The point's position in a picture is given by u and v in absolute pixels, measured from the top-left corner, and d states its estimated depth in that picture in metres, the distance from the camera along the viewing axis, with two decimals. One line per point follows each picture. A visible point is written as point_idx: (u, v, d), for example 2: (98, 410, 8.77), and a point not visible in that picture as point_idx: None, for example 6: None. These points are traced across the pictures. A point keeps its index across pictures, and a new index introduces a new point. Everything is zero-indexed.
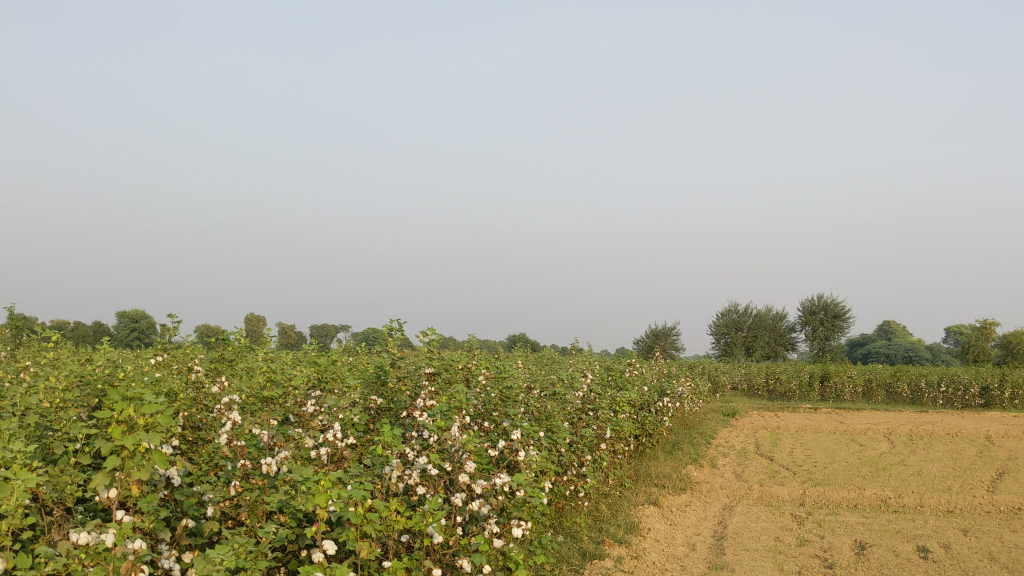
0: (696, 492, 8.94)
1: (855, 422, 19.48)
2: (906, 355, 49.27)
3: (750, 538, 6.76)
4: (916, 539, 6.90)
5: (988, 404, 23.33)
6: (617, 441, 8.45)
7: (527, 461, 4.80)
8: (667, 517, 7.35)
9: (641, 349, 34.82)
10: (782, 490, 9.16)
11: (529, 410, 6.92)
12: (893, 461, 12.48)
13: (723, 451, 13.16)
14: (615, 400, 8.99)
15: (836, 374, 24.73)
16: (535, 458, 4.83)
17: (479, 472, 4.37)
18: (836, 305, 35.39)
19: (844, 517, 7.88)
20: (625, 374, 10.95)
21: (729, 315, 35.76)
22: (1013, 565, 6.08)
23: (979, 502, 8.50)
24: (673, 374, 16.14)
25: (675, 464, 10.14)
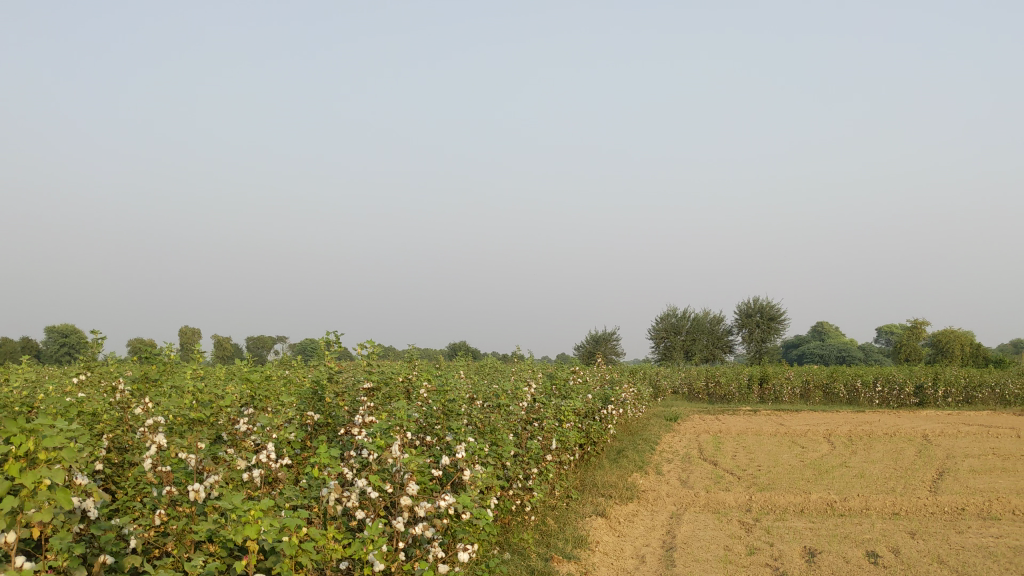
0: (642, 501, 8.82)
1: (795, 424, 19.63)
2: (840, 355, 50.18)
3: (699, 548, 6.63)
4: (865, 545, 6.85)
5: (921, 402, 23.74)
6: (563, 453, 8.29)
7: (473, 478, 4.57)
8: (615, 528, 7.19)
9: (581, 355, 34.80)
10: (729, 496, 9.08)
11: (472, 423, 6.73)
12: (835, 463, 12.53)
13: (667, 457, 13.09)
14: (560, 409, 8.84)
15: (774, 377, 24.97)
16: (482, 475, 4.61)
17: (422, 492, 4.12)
18: (772, 308, 35.81)
19: (792, 522, 7.82)
20: (569, 383, 10.81)
21: (668, 320, 35.92)
22: (963, 568, 6.03)
23: (923, 503, 8.53)
24: (616, 381, 16.08)
25: (621, 472, 10.01)
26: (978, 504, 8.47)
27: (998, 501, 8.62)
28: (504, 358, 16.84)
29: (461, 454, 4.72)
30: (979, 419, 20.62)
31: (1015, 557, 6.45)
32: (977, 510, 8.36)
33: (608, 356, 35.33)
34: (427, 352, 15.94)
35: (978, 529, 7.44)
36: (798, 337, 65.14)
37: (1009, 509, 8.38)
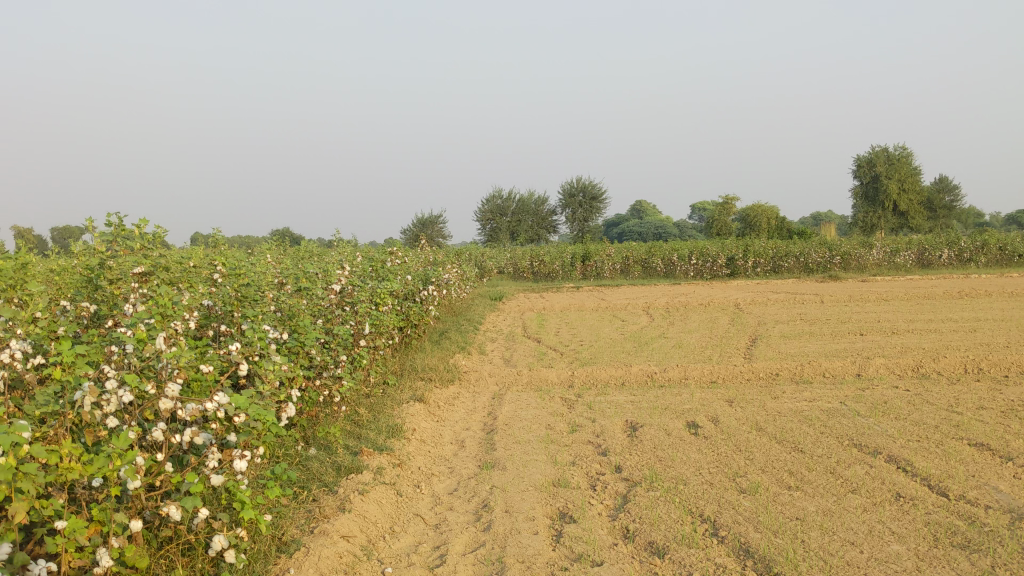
0: (463, 382, 8.51)
1: (616, 298, 19.92)
2: (657, 232, 51.72)
3: (521, 429, 6.36)
4: (685, 415, 6.79)
5: (733, 273, 24.64)
6: (378, 337, 7.81)
7: (260, 374, 4.02)
8: (434, 413, 6.84)
9: (406, 239, 34.19)
10: (552, 373, 8.90)
11: (275, 310, 6.13)
12: (654, 335, 12.67)
13: (491, 336, 12.88)
14: (375, 292, 8.32)
15: (596, 253, 25.26)
16: (270, 368, 4.06)
17: (195, 392, 3.55)
18: (594, 186, 36.16)
19: (614, 396, 7.70)
20: (386, 264, 10.27)
21: (492, 201, 35.67)
22: (781, 434, 6.03)
23: (740, 370, 8.63)
24: (439, 262, 15.67)
25: (443, 354, 9.67)
26: (791, 369, 8.64)
27: (808, 365, 8.83)
28: (321, 242, 16.05)
29: (247, 347, 4.15)
30: (786, 287, 21.58)
31: (827, 420, 6.54)
32: (789, 374, 8.53)
33: (432, 239, 34.88)
34: (237, 239, 14.95)
35: (792, 393, 7.55)
36: (618, 215, 66.68)
37: (819, 371, 8.60)
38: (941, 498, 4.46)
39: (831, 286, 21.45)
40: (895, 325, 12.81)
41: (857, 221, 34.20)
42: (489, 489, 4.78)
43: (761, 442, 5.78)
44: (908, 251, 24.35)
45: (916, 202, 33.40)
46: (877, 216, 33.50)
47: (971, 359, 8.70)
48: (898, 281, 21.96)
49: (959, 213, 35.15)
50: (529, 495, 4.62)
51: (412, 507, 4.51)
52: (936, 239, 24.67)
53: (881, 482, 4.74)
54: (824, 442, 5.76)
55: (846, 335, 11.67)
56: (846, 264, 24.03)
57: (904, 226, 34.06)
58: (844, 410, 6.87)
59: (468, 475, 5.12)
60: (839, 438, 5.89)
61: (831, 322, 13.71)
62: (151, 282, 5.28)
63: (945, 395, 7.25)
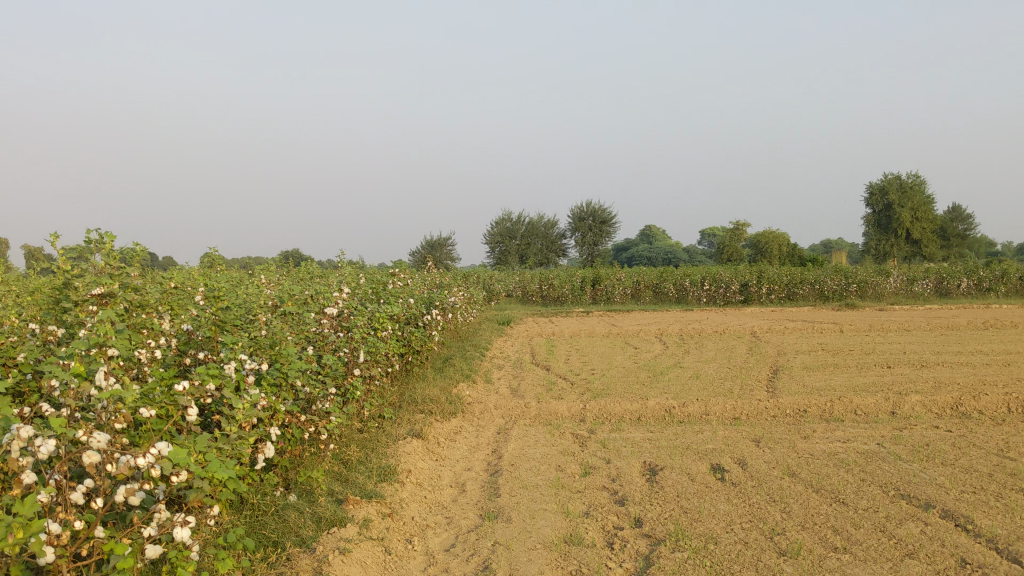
0: (467, 416, 7.89)
1: (627, 325, 19.30)
2: (666, 257, 51.20)
3: (529, 470, 5.76)
4: (709, 458, 6.21)
5: (746, 300, 23.94)
6: (374, 366, 7.20)
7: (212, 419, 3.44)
8: (432, 451, 6.23)
9: (414, 262, 33.64)
10: (561, 405, 8.30)
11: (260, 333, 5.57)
12: (669, 364, 12.03)
13: (498, 363, 12.27)
14: (375, 317, 7.76)
15: (607, 278, 24.70)
16: (224, 413, 3.48)
17: (135, 438, 2.98)
18: (604, 211, 35.62)
19: (630, 433, 7.08)
20: (387, 287, 9.70)
21: (502, 224, 35.13)
22: (818, 482, 5.45)
23: (764, 405, 8.03)
24: (445, 285, 15.10)
25: (445, 383, 9.06)
26: (819, 405, 8.05)
27: (838, 401, 8.20)
28: (323, 262, 15.50)
29: (201, 383, 3.58)
30: (802, 315, 20.93)
31: (866, 464, 5.94)
32: (818, 412, 7.90)
33: (442, 262, 34.37)
34: (236, 260, 14.41)
35: (823, 433, 6.94)
36: (627, 239, 66.13)
37: (850, 408, 7.98)
38: (1014, 566, 3.85)
39: (848, 314, 20.81)
40: (923, 358, 12.16)
41: (870, 249, 33.62)
42: (491, 546, 4.19)
43: (797, 492, 5.17)
44: (925, 279, 23.78)
45: (930, 231, 32.83)
46: (891, 244, 32.96)
47: (1014, 397, 8.07)
48: (916, 310, 21.33)
49: (973, 242, 34.53)
50: (537, 555, 4.02)
51: (401, 568, 3.92)
52: (953, 267, 24.12)
53: (942, 545, 4.13)
54: (867, 492, 5.14)
55: (872, 367, 11.05)
56: (862, 292, 23.50)
57: (917, 255, 33.40)
58: (884, 453, 6.26)
59: (468, 528, 4.53)
60: (881, 487, 5.27)
61: (854, 352, 13.10)
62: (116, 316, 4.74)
63: (993, 437, 6.62)
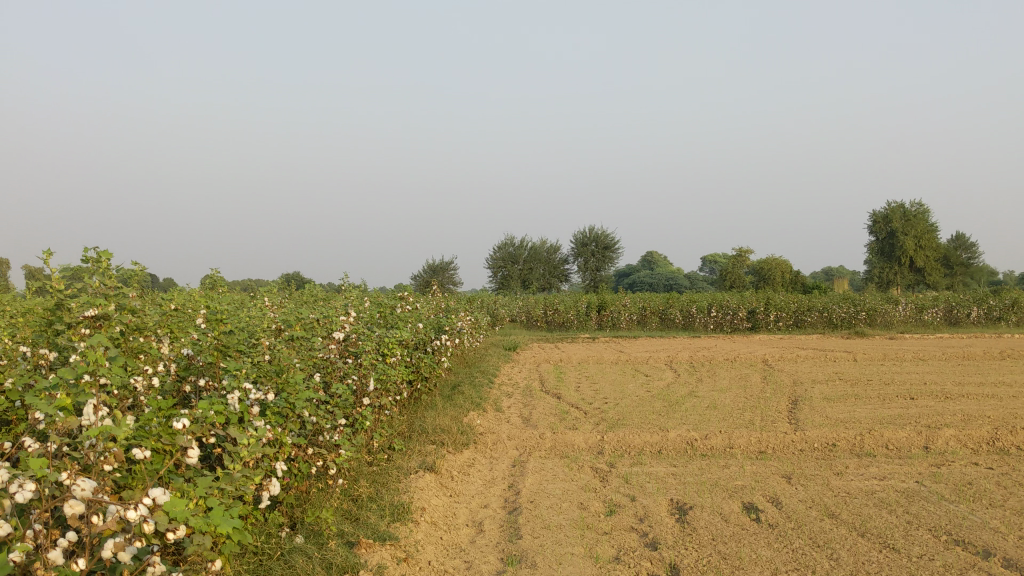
0: (479, 447, 7.51)
1: (636, 351, 18.95)
2: (668, 284, 50.93)
3: (550, 508, 5.40)
4: (740, 496, 5.86)
5: (754, 327, 23.56)
6: (384, 395, 6.84)
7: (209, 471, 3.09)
8: (446, 486, 5.86)
9: (417, 287, 33.30)
10: (577, 436, 7.93)
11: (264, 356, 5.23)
12: (683, 393, 11.65)
13: (507, 391, 11.89)
14: (383, 342, 7.41)
15: (612, 303, 24.32)
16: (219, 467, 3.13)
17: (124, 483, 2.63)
18: (607, 236, 35.36)
19: (652, 467, 6.72)
20: (395, 311, 9.34)
21: (505, 249, 34.83)
22: (861, 523, 5.09)
23: (790, 439, 7.65)
24: (451, 309, 14.75)
25: (455, 412, 8.69)
26: (849, 439, 7.67)
27: (868, 434, 7.83)
28: (326, 286, 15.15)
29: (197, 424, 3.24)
30: (812, 343, 20.55)
31: (909, 505, 5.59)
32: (847, 446, 7.53)
33: (445, 286, 34.07)
34: (236, 282, 14.05)
35: (857, 469, 6.58)
36: (630, 266, 65.83)
37: (881, 442, 7.61)
38: None
39: (859, 343, 20.44)
40: (944, 389, 11.79)
41: (873, 276, 33.28)
42: None
43: (841, 535, 4.81)
44: (934, 308, 23.49)
45: (935, 259, 32.50)
46: (895, 272, 32.59)
47: None
48: (927, 339, 20.96)
49: (977, 271, 34.23)
50: None
51: None
52: (962, 295, 23.87)
53: None
54: (918, 536, 4.78)
55: (894, 399, 10.65)
56: (871, 321, 23.15)
57: (921, 283, 33.05)
58: (926, 492, 5.90)
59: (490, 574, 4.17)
60: (931, 531, 4.90)
61: (871, 383, 12.73)
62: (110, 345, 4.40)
63: None
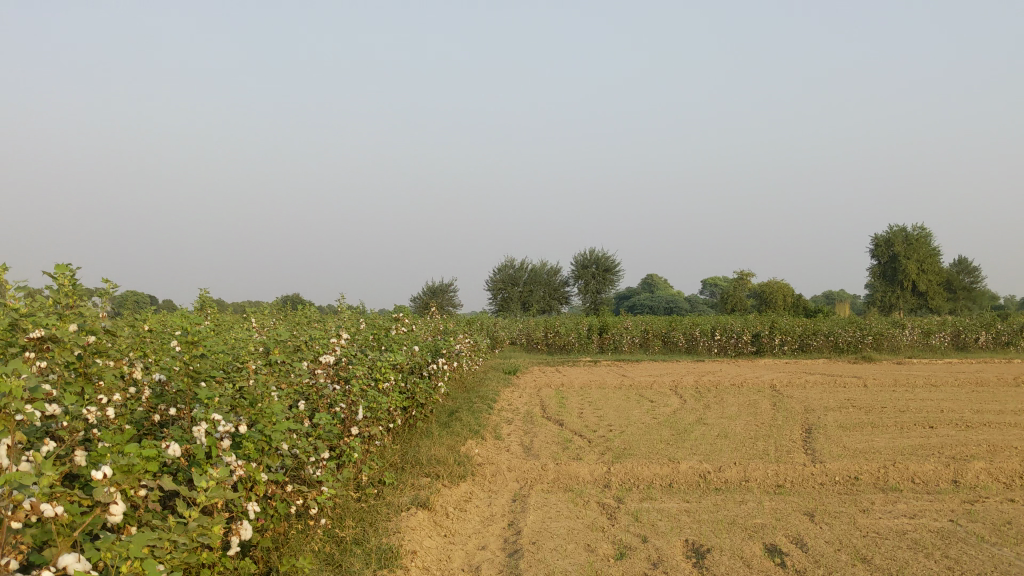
0: (478, 479, 7.04)
1: (638, 375, 18.45)
2: (669, 307, 50.54)
3: (555, 552, 4.95)
4: (760, 536, 5.40)
5: (758, 350, 23.05)
6: (375, 423, 6.37)
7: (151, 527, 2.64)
8: (440, 525, 5.39)
9: (417, 308, 32.76)
10: (582, 467, 7.46)
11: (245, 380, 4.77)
12: (691, 420, 11.17)
13: (507, 417, 11.40)
14: (375, 367, 6.94)
15: (614, 326, 23.82)
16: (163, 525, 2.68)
17: (35, 546, 2.18)
18: (608, 259, 35.02)
19: (663, 503, 6.24)
20: (390, 333, 8.88)
21: (505, 270, 34.40)
22: (896, 569, 4.63)
23: (810, 472, 7.17)
24: (450, 331, 14.29)
25: (452, 440, 8.22)
26: (872, 472, 7.19)
27: (892, 467, 7.34)
28: (321, 307, 14.68)
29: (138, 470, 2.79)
30: (819, 368, 20.09)
31: (947, 547, 5.12)
32: (871, 479, 7.05)
33: (444, 309, 33.57)
34: (228, 304, 13.58)
35: (884, 506, 6.11)
36: (629, 290, 65.39)
37: (906, 476, 7.13)
38: None
39: (867, 368, 19.97)
40: (961, 416, 11.31)
41: (875, 300, 32.75)
42: None
43: None
44: (942, 332, 23.05)
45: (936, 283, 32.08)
46: (896, 295, 32.08)
47: None
48: (936, 364, 20.49)
49: (980, 296, 33.81)
50: None
51: None
52: (969, 320, 23.49)
53: None
54: None
55: (911, 427, 10.17)
56: (878, 345, 22.68)
57: (923, 308, 32.53)
58: (963, 532, 5.42)
59: None
60: None
61: (885, 410, 12.24)
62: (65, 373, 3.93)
63: None
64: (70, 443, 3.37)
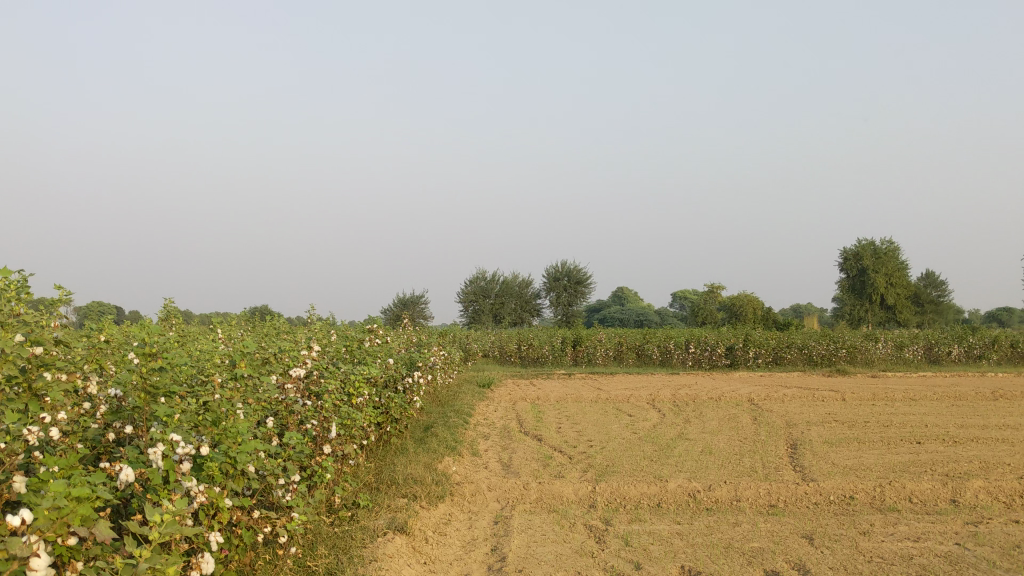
0: (456, 499, 6.68)
1: (614, 389, 18.10)
2: (639, 320, 50.40)
3: None
4: (758, 561, 5.10)
5: (733, 363, 22.81)
6: (348, 441, 5.99)
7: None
8: (420, 551, 5.03)
9: (388, 321, 32.18)
10: (566, 486, 7.11)
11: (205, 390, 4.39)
12: (672, 435, 10.85)
13: (484, 432, 11.04)
14: (349, 381, 6.56)
15: (587, 339, 23.52)
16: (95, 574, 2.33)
17: None
18: (579, 271, 34.86)
19: (654, 526, 5.92)
20: (363, 346, 8.51)
21: (476, 282, 34.01)
22: None
23: (803, 491, 6.87)
24: (423, 343, 13.89)
25: (429, 458, 7.85)
26: (867, 491, 6.90)
27: (887, 485, 7.06)
28: (291, 318, 14.23)
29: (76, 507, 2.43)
30: (795, 381, 19.91)
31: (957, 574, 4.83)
32: (867, 498, 6.77)
33: (415, 320, 33.05)
34: (192, 314, 13.09)
35: (884, 528, 5.83)
36: (600, 303, 65.26)
37: (902, 495, 6.86)
38: None
39: (844, 381, 19.81)
40: (945, 431, 11.08)
41: (844, 313, 32.65)
42: None
43: None
44: (914, 345, 22.98)
45: (905, 297, 32.13)
46: (865, 309, 32.01)
47: None
48: (910, 378, 20.38)
49: (947, 310, 33.94)
50: None
51: None
52: (942, 333, 23.45)
53: None
54: None
55: (898, 443, 9.91)
56: (852, 358, 22.56)
57: (891, 321, 32.51)
58: (971, 556, 5.15)
59: None
60: None
61: (868, 425, 12.00)
62: (9, 389, 3.54)
63: None
64: (10, 468, 2.99)
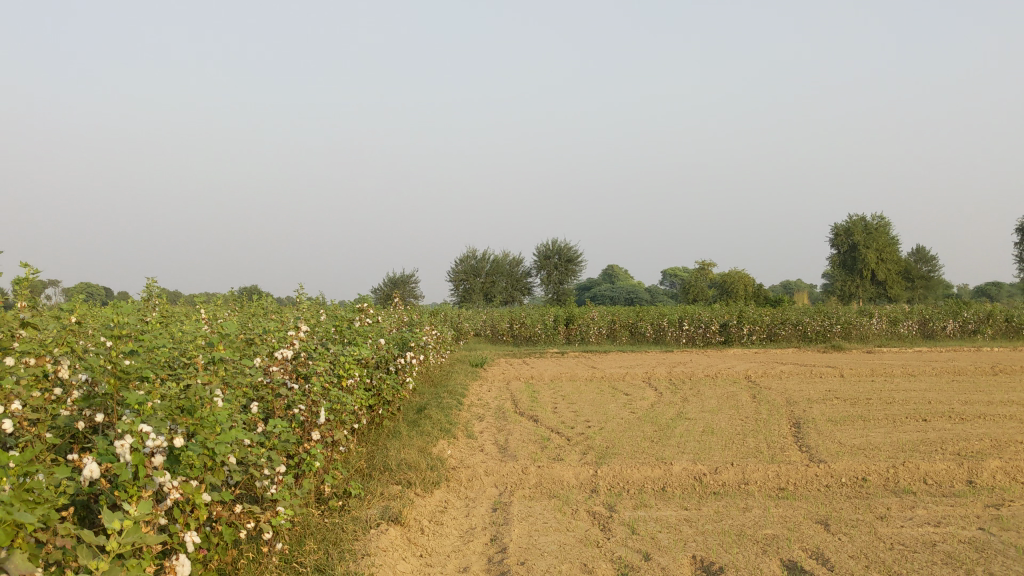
0: (452, 485, 6.38)
1: (608, 367, 17.81)
2: (630, 298, 50.12)
3: None
4: (774, 550, 4.81)
5: (727, 340, 22.54)
6: (338, 426, 5.68)
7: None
8: (415, 543, 4.73)
9: (377, 300, 31.72)
10: (566, 470, 6.81)
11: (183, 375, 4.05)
12: (672, 415, 10.57)
13: (477, 413, 10.73)
14: (338, 362, 6.23)
15: (581, 317, 23.22)
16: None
17: None
18: (571, 249, 34.49)
19: (660, 512, 5.63)
20: (354, 325, 8.18)
21: (467, 261, 33.61)
22: None
23: (813, 473, 6.59)
24: (414, 322, 13.54)
25: (423, 441, 7.55)
26: (880, 472, 6.62)
27: (900, 466, 6.79)
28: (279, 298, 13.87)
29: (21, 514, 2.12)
30: (790, 357, 19.66)
31: (986, 562, 4.55)
32: (881, 480, 6.50)
33: (406, 300, 32.65)
34: (176, 294, 12.70)
35: (901, 512, 5.56)
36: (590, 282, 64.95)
37: (917, 476, 6.59)
38: None
39: (840, 357, 19.58)
40: (949, 408, 10.81)
41: (834, 289, 32.29)
42: None
43: None
44: (909, 321, 22.72)
45: (896, 272, 31.90)
46: (855, 285, 31.70)
47: None
48: (905, 353, 20.15)
49: (938, 285, 33.75)
50: None
51: None
52: (936, 309, 23.23)
53: None
54: None
55: (904, 421, 9.63)
56: (846, 334, 22.34)
57: (882, 297, 32.28)
58: (997, 543, 4.88)
59: None
60: None
61: (870, 402, 11.75)
62: None
63: None
64: None
